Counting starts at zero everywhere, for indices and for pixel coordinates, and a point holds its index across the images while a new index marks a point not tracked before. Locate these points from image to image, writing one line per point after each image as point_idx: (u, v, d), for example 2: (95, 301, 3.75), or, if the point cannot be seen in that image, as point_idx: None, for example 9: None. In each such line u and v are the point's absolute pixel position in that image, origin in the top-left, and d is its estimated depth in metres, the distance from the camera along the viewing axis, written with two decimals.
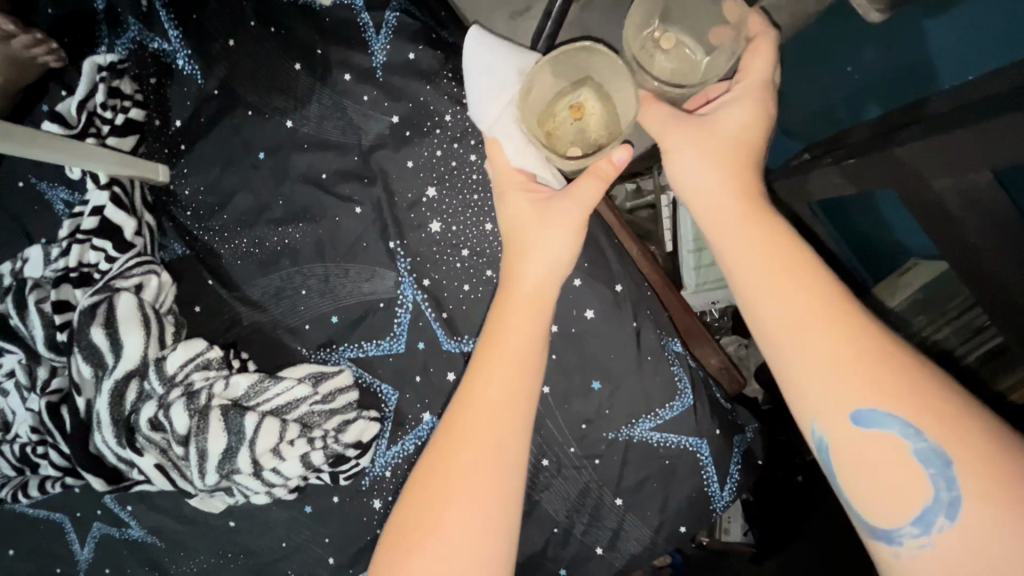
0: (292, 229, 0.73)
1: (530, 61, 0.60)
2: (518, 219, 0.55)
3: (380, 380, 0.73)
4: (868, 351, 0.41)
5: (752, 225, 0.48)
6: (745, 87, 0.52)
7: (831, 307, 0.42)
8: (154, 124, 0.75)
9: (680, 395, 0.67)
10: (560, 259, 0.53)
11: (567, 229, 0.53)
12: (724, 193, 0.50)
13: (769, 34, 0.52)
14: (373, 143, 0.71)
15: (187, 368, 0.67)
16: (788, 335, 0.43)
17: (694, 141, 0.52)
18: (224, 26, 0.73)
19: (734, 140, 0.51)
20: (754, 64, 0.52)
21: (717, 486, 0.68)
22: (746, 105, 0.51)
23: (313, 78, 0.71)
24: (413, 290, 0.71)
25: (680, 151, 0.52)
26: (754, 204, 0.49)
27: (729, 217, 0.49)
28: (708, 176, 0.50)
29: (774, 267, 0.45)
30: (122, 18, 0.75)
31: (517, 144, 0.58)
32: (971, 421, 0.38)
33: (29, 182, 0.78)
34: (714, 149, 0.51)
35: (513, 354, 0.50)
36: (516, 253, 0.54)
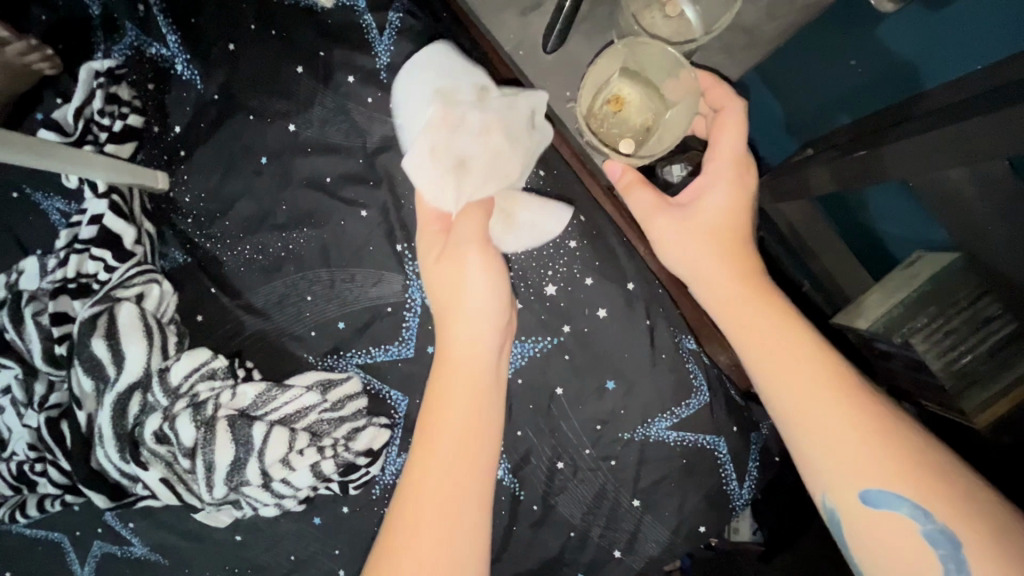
0: (296, 234, 0.72)
1: (457, 98, 0.60)
2: (444, 278, 0.53)
3: (389, 386, 0.72)
4: (869, 436, 0.41)
5: (750, 309, 0.48)
6: (719, 164, 0.52)
7: (829, 385, 0.43)
8: (152, 130, 0.74)
9: (696, 393, 0.66)
10: (491, 314, 0.52)
11: (482, 278, 0.52)
12: (723, 275, 0.50)
13: (732, 108, 0.52)
14: (378, 145, 0.70)
15: (191, 378, 0.66)
16: (788, 417, 0.44)
17: (683, 220, 0.52)
18: (222, 29, 0.72)
19: (725, 222, 0.52)
20: (724, 144, 0.52)
21: (735, 484, 0.67)
22: (725, 187, 0.52)
23: (315, 81, 0.70)
24: (421, 293, 0.71)
25: (669, 233, 0.53)
26: (749, 284, 0.50)
27: (730, 299, 0.50)
28: (702, 256, 0.52)
29: (778, 344, 0.46)
30: (119, 24, 0.73)
31: (435, 180, 0.57)
32: (981, 507, 0.38)
33: (24, 193, 0.76)
34: (705, 233, 0.52)
35: (456, 424, 0.47)
36: (448, 321, 0.52)
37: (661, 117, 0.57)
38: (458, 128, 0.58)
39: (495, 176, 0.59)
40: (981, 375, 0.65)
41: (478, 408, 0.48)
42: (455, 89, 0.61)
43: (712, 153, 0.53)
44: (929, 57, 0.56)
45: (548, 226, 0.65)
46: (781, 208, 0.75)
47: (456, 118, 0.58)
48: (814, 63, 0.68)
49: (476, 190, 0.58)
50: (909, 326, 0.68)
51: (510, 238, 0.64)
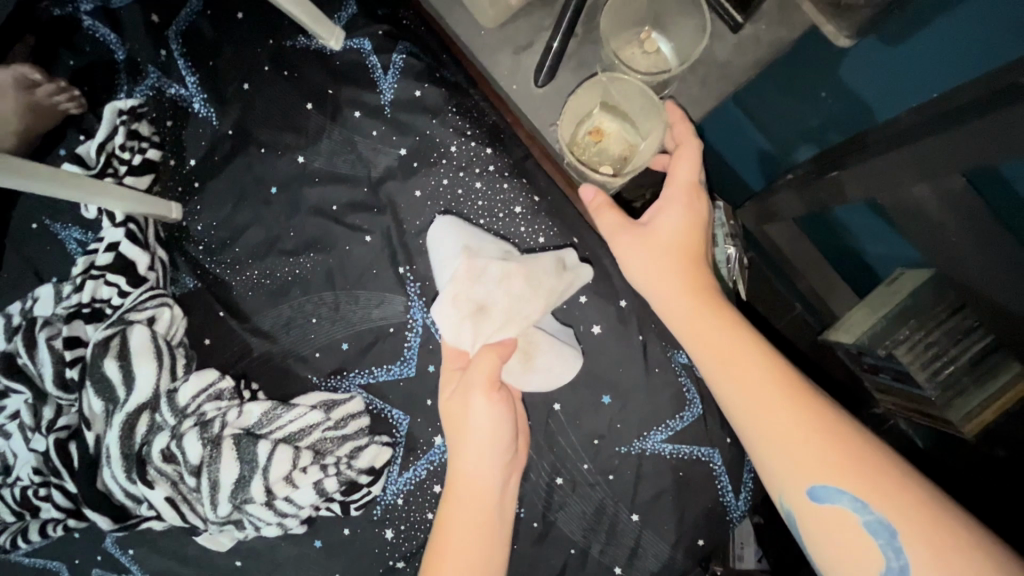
0: (303, 258, 0.75)
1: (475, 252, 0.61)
2: (457, 409, 0.56)
3: (391, 405, 0.74)
4: (817, 434, 0.43)
5: (706, 322, 0.51)
6: (673, 188, 0.56)
7: (776, 392, 0.46)
8: (169, 164, 0.78)
9: (690, 406, 0.68)
10: (495, 447, 0.55)
11: (490, 414, 0.55)
12: (678, 293, 0.53)
13: (689, 140, 0.56)
14: (382, 174, 0.74)
15: (199, 399, 0.67)
16: (744, 419, 0.47)
17: (639, 239, 0.55)
18: (237, 70, 0.77)
19: (680, 240, 0.54)
20: (680, 170, 0.56)
21: (731, 495, 0.68)
22: (680, 208, 0.55)
23: (324, 116, 0.75)
24: (422, 313, 0.73)
25: (627, 251, 0.55)
26: (700, 299, 0.52)
27: (686, 317, 0.52)
28: (659, 273, 0.54)
29: (731, 357, 0.48)
30: (143, 68, 0.78)
31: (456, 327, 0.57)
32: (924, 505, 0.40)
33: (43, 224, 0.79)
34: (662, 249, 0.54)
35: (467, 550, 0.52)
36: (453, 455, 0.55)
37: (637, 148, 0.60)
38: (482, 278, 0.59)
39: (517, 320, 0.59)
40: (964, 385, 0.67)
41: (485, 534, 0.53)
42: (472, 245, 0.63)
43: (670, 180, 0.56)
44: (890, 87, 0.61)
45: (560, 377, 0.65)
46: (766, 229, 0.78)
47: (479, 268, 0.59)
48: (784, 97, 0.74)
49: (494, 333, 0.58)
50: (891, 339, 0.70)
51: (529, 377, 0.64)
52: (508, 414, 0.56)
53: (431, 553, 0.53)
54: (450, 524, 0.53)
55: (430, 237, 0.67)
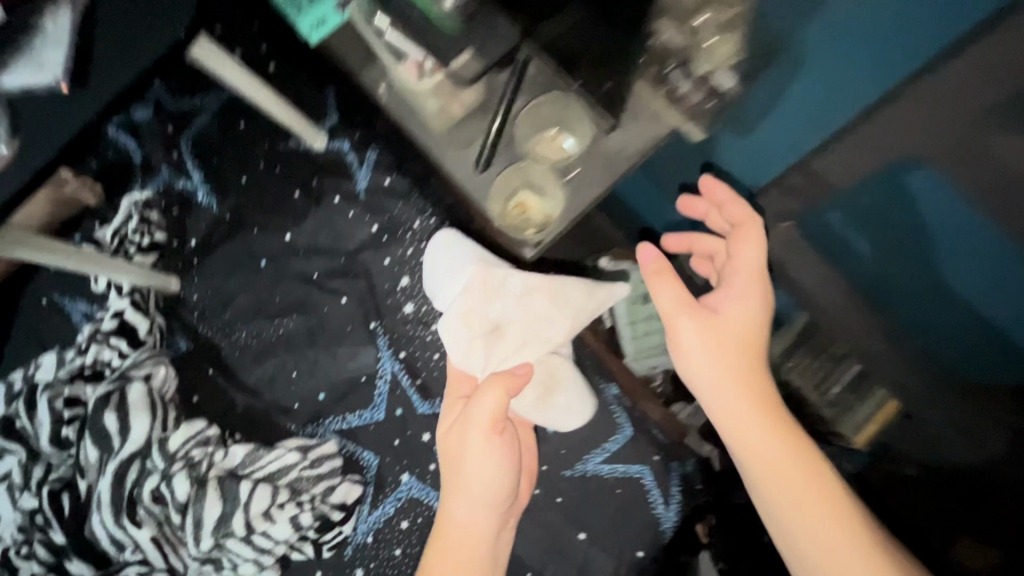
0: (287, 319, 0.87)
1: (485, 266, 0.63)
2: (456, 440, 0.58)
3: (362, 448, 0.82)
4: (863, 550, 0.51)
5: (761, 429, 0.56)
6: (742, 279, 0.59)
7: (826, 504, 0.53)
8: (173, 244, 0.91)
9: (620, 429, 0.79)
10: (491, 489, 0.57)
11: (486, 458, 0.56)
12: (739, 395, 0.57)
13: (754, 223, 0.57)
14: (357, 246, 0.88)
15: (188, 444, 0.76)
16: (797, 527, 0.53)
17: (700, 333, 0.58)
18: (237, 166, 0.93)
19: (746, 337, 0.58)
20: (743, 256, 0.59)
21: (662, 507, 0.77)
22: (747, 304, 0.59)
23: (310, 201, 0.91)
24: (390, 362, 0.85)
25: (690, 346, 0.58)
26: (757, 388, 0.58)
27: (745, 416, 0.57)
28: (724, 374, 0.57)
29: (791, 466, 0.55)
30: (156, 166, 0.94)
31: (464, 345, 0.60)
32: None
33: (53, 299, 0.90)
34: (729, 345, 0.58)
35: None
36: (451, 489, 0.58)
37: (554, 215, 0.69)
38: (496, 295, 0.61)
39: (529, 340, 0.62)
40: None
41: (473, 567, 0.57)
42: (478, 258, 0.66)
43: (742, 269, 0.59)
44: None
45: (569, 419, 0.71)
46: None
47: (492, 282, 0.61)
48: None
49: (502, 357, 0.60)
50: None
51: (531, 407, 0.68)
52: (507, 459, 0.57)
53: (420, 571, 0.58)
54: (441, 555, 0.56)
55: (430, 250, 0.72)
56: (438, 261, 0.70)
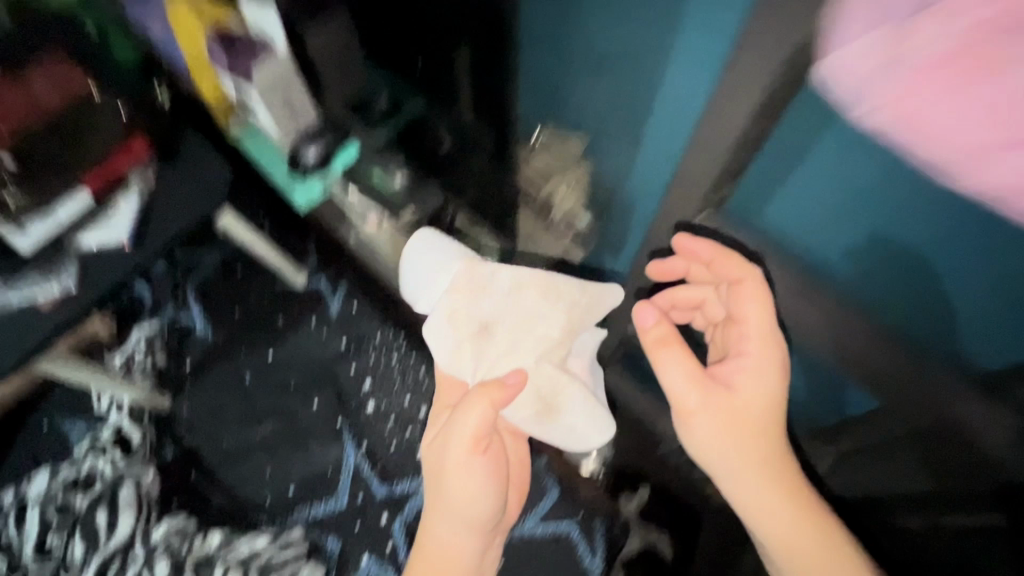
0: (266, 425, 1.02)
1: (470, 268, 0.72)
2: (438, 453, 0.63)
3: (326, 533, 0.96)
4: None
5: (769, 499, 0.62)
6: (756, 348, 0.62)
7: (831, 556, 0.60)
8: (171, 367, 1.07)
9: (548, 492, 0.95)
10: (467, 504, 0.62)
11: (467, 475, 0.61)
12: (751, 473, 0.63)
13: (748, 283, 0.59)
14: (329, 358, 1.08)
15: (166, 534, 0.91)
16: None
17: (715, 423, 0.63)
18: (234, 302, 1.13)
19: (756, 415, 0.63)
20: (751, 320, 0.61)
21: (589, 558, 0.92)
22: (761, 378, 0.63)
23: (291, 325, 1.11)
24: (354, 455, 1.01)
25: (704, 434, 0.64)
26: (770, 450, 0.63)
27: (757, 492, 0.63)
28: (735, 458, 0.63)
29: (797, 531, 0.61)
30: (163, 303, 1.12)
31: (452, 348, 0.69)
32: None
33: (51, 423, 0.99)
34: (740, 426, 0.63)
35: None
36: (433, 503, 0.64)
37: None
38: (484, 295, 0.70)
39: (516, 343, 0.70)
40: None
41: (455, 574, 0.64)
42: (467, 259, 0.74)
43: (756, 337, 0.62)
44: None
45: (579, 438, 0.74)
46: None
47: (479, 286, 0.71)
48: None
49: (487, 362, 0.69)
50: None
51: (527, 415, 0.72)
52: (487, 472, 0.61)
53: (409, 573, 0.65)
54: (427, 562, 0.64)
55: (412, 251, 0.77)
56: (433, 263, 0.75)
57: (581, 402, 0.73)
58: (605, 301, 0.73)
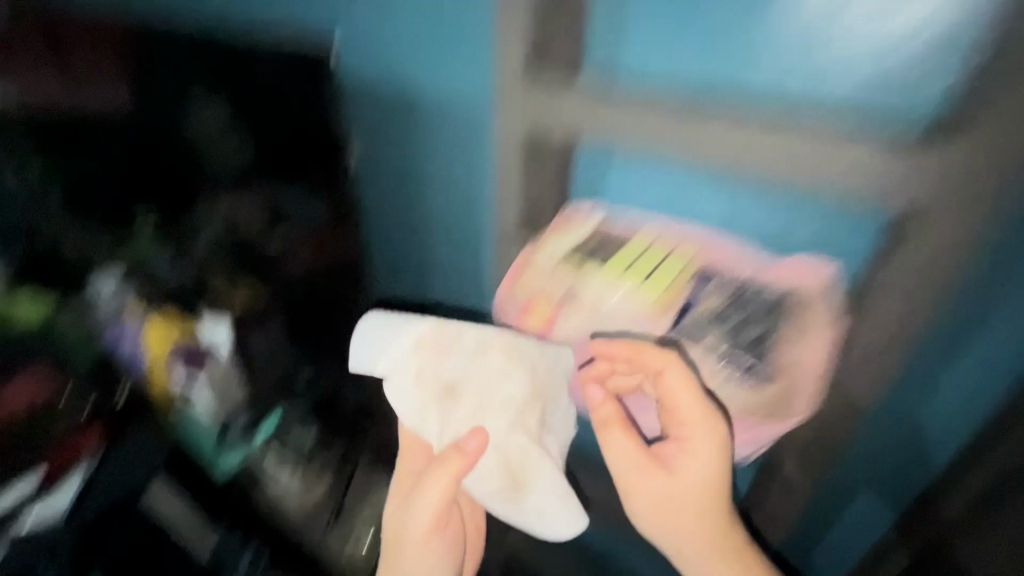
0: None
1: (420, 331, 0.91)
2: (392, 525, 1.02)
3: None
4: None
5: (710, 529, 0.93)
6: (686, 435, 0.91)
7: (739, 554, 0.94)
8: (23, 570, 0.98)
9: None
10: (417, 562, 0.98)
11: (419, 533, 0.97)
12: (691, 517, 0.93)
13: (670, 369, 0.86)
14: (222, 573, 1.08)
15: None
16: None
17: (665, 492, 0.93)
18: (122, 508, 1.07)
19: (700, 485, 0.92)
20: (680, 402, 0.89)
21: None
22: (703, 464, 0.91)
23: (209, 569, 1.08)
24: None
25: (653, 493, 0.94)
26: (705, 512, 0.93)
27: (692, 530, 0.93)
28: (671, 510, 0.94)
29: (708, 554, 0.93)
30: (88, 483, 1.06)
31: (414, 408, 0.90)
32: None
33: None
34: (690, 490, 0.93)
35: None
36: (393, 563, 1.00)
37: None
38: (447, 352, 0.90)
39: (481, 406, 0.89)
40: None
41: None
42: (414, 320, 0.92)
43: (685, 424, 0.90)
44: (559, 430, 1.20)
45: (548, 525, 0.92)
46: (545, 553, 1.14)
47: (447, 337, 0.90)
48: None
49: (453, 429, 0.91)
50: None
51: (501, 489, 0.92)
52: (432, 539, 0.99)
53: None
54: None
55: (359, 325, 0.94)
56: (403, 324, 0.92)
57: (545, 482, 0.92)
58: (563, 360, 0.93)
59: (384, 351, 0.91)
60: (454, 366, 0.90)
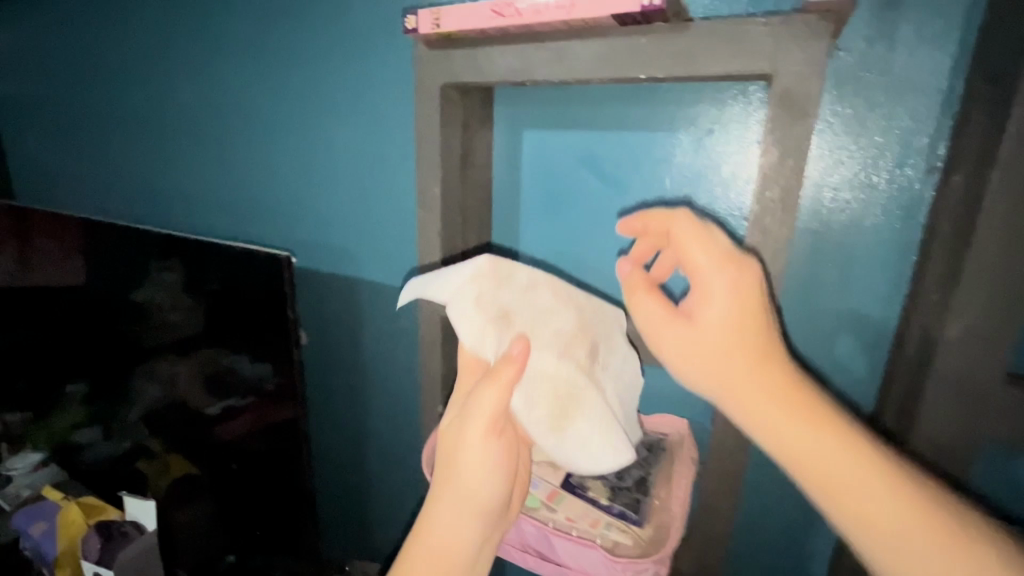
0: None
1: (482, 268, 0.84)
2: (449, 449, 0.79)
3: None
4: (866, 483, 0.58)
5: (771, 422, 0.63)
6: (696, 295, 0.69)
7: (844, 452, 0.59)
8: None
9: None
10: (475, 482, 0.77)
11: (476, 451, 0.76)
12: (728, 366, 0.66)
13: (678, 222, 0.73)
14: None
15: None
16: (816, 484, 0.60)
17: (678, 339, 0.69)
18: None
19: (723, 329, 0.66)
20: (693, 255, 0.70)
21: None
22: (723, 302, 0.67)
23: None
24: None
25: (671, 351, 0.70)
26: (733, 348, 0.66)
27: (743, 388, 0.65)
28: (717, 384, 0.67)
29: (794, 422, 0.62)
30: None
31: (473, 327, 0.80)
32: (907, 498, 0.56)
33: None
34: (712, 333, 0.67)
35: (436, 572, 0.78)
36: (446, 480, 0.78)
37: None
38: (503, 288, 0.85)
39: (533, 331, 0.84)
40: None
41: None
42: (471, 263, 0.85)
43: (692, 267, 0.70)
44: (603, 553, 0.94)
45: (590, 456, 0.82)
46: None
47: (500, 280, 0.85)
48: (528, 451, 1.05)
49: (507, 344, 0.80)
50: None
51: (555, 437, 0.82)
52: (496, 448, 0.77)
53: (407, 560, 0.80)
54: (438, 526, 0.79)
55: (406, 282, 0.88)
56: (457, 266, 0.87)
57: (592, 408, 0.85)
58: (609, 316, 0.96)
59: (439, 281, 0.84)
60: (512, 300, 0.85)
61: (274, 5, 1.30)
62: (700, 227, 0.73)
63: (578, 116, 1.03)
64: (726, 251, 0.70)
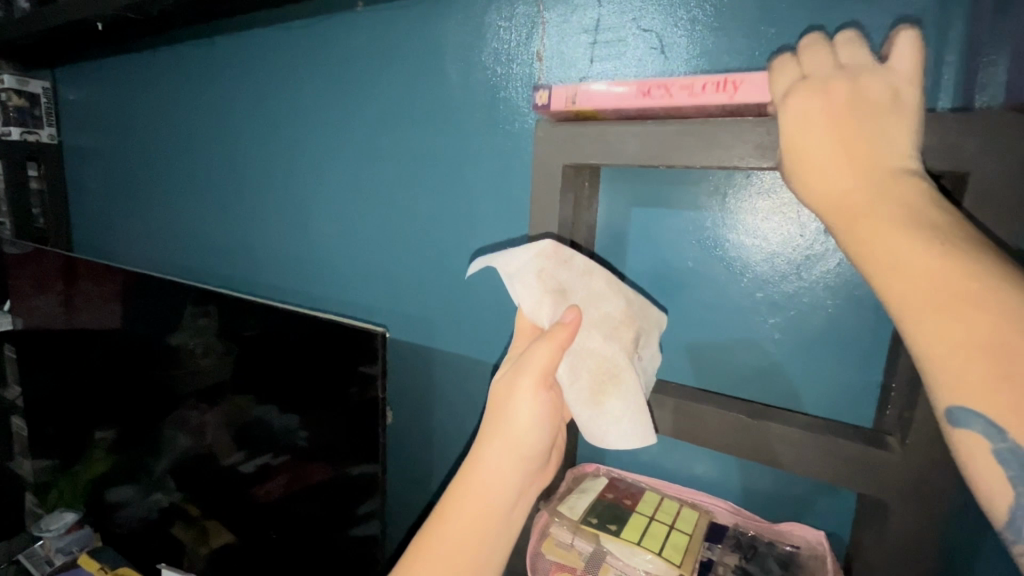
0: None
1: (545, 245, 0.85)
2: (505, 384, 0.80)
3: None
4: (935, 287, 0.52)
5: (859, 198, 0.59)
6: (798, 121, 0.64)
7: (934, 235, 0.54)
8: None
9: None
10: (522, 441, 0.78)
11: (526, 404, 0.78)
12: (845, 179, 0.60)
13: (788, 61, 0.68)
14: None
15: None
16: (886, 283, 0.56)
17: (792, 179, 0.67)
18: None
19: (804, 149, 0.64)
20: (783, 74, 0.68)
21: None
22: (811, 126, 0.63)
23: None
24: None
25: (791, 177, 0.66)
26: (843, 152, 0.61)
27: (837, 193, 0.61)
28: (820, 185, 0.63)
29: (878, 227, 0.57)
30: None
31: (531, 300, 0.82)
32: (1006, 314, 0.48)
33: None
34: (807, 147, 0.63)
35: (471, 523, 0.77)
36: (491, 429, 0.80)
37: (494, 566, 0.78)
38: (566, 267, 0.84)
39: (586, 307, 0.83)
40: None
41: (479, 533, 0.77)
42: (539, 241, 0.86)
43: (789, 100, 0.66)
44: None
45: (618, 437, 0.81)
46: None
47: (565, 257, 0.84)
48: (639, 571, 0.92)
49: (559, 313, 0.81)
50: None
51: (589, 412, 0.81)
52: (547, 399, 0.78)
53: (436, 513, 0.80)
54: (477, 477, 0.78)
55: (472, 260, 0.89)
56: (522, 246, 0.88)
57: (632, 387, 0.82)
58: (651, 312, 0.91)
59: (503, 253, 0.86)
60: (572, 280, 0.84)
61: (359, 62, 1.32)
62: (834, 50, 0.67)
63: (694, 197, 0.98)
64: (863, 62, 0.64)
